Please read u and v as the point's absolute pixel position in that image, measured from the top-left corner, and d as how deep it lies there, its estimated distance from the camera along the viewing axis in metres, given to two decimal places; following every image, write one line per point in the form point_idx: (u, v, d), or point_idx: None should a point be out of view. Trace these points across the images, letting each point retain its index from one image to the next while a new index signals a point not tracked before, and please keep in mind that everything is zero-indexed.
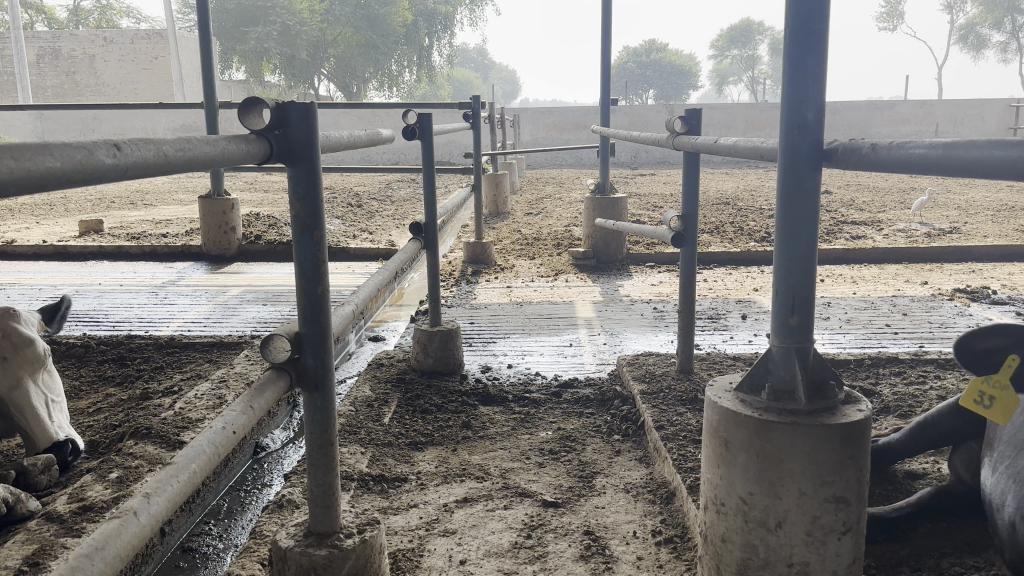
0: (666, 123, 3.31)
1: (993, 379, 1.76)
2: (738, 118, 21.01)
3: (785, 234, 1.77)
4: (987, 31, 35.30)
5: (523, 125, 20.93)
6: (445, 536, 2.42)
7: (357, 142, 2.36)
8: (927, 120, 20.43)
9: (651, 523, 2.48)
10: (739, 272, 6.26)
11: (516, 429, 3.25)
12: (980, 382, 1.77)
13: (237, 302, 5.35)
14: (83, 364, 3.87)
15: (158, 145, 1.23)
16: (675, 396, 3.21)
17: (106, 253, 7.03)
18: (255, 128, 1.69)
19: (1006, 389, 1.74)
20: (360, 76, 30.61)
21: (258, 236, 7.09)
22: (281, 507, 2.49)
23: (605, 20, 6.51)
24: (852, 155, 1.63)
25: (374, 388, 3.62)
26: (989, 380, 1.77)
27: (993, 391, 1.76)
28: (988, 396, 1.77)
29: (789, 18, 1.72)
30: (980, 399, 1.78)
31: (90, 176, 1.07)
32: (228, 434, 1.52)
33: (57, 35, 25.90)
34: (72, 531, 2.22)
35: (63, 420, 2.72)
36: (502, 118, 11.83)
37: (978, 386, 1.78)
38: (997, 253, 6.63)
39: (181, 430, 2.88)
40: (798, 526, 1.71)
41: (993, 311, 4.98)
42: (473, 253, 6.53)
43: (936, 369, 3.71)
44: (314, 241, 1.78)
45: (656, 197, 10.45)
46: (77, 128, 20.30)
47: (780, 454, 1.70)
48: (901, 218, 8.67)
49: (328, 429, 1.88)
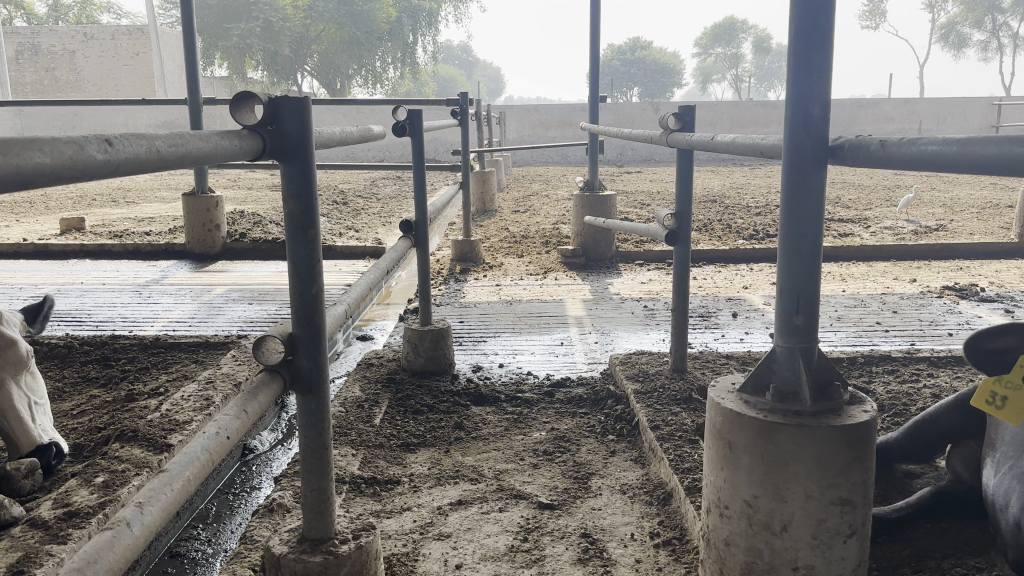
0: (660, 120, 3.28)
1: (1007, 380, 1.76)
2: (724, 116, 21.09)
3: (789, 232, 1.74)
4: (968, 30, 35.65)
5: (508, 123, 20.87)
6: (439, 540, 2.38)
7: (349, 138, 2.32)
8: (910, 119, 20.59)
9: (649, 525, 2.44)
10: (728, 270, 6.26)
11: (509, 430, 3.21)
12: (993, 382, 1.77)
13: (223, 302, 5.27)
14: (66, 364, 3.79)
15: (149, 140, 1.18)
16: (669, 395, 3.18)
17: (88, 251, 6.92)
18: (247, 125, 1.64)
19: (1020, 388, 1.74)
20: (344, 73, 30.46)
21: (243, 235, 7.01)
22: (272, 511, 2.44)
23: (593, 17, 6.47)
24: (859, 152, 1.61)
25: (365, 389, 3.57)
26: (1002, 380, 1.76)
27: (1007, 392, 1.76)
28: (1002, 396, 1.76)
29: (794, 10, 1.69)
30: (993, 399, 1.77)
31: (80, 173, 1.02)
32: (222, 440, 1.46)
33: (37, 31, 25.60)
34: (57, 538, 2.16)
35: (46, 423, 2.65)
36: (488, 116, 11.79)
37: (991, 386, 1.77)
38: (984, 251, 6.66)
39: (168, 432, 2.82)
40: (804, 529, 1.69)
41: (983, 308, 4.99)
42: (461, 252, 6.47)
43: (929, 367, 3.70)
44: (308, 239, 1.73)
45: (643, 195, 10.44)
46: (58, 125, 20.07)
47: (786, 456, 1.67)
48: (887, 216, 8.70)
49: (322, 432, 1.84)
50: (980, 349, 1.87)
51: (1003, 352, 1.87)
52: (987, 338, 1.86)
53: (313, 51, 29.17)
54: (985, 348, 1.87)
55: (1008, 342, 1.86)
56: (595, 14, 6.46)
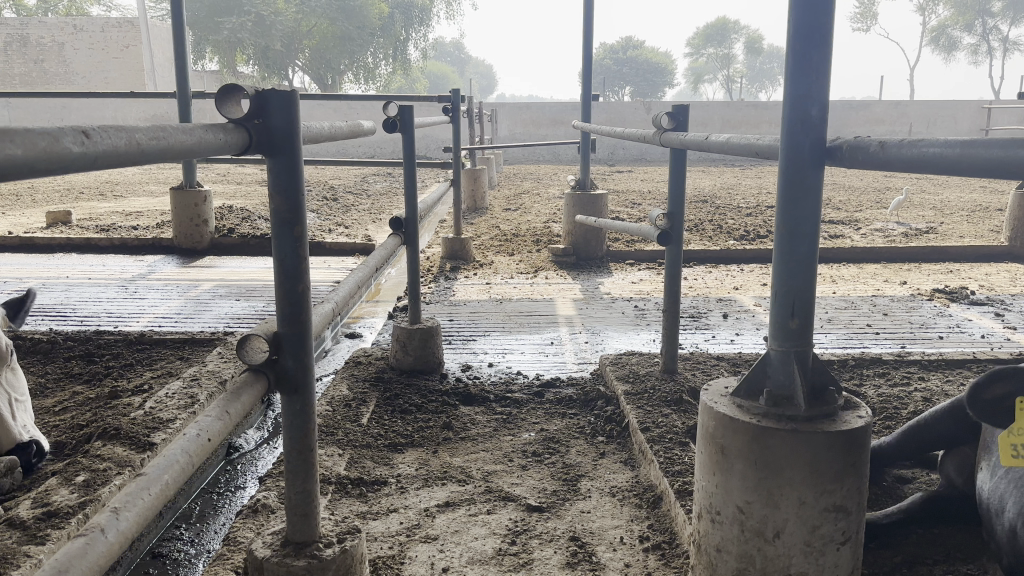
0: (653, 119, 3.24)
1: (1016, 427, 1.73)
2: (716, 115, 20.95)
3: (786, 234, 1.72)
4: (959, 33, 35.82)
5: (500, 120, 20.82)
6: (426, 542, 2.34)
7: (337, 134, 2.27)
8: (901, 121, 20.69)
9: (638, 529, 2.42)
10: (719, 271, 6.24)
11: (497, 431, 3.17)
12: (1006, 436, 1.74)
13: (210, 298, 5.21)
14: (49, 360, 3.74)
15: (129, 132, 1.14)
16: (660, 397, 3.15)
17: (74, 245, 6.83)
18: (232, 117, 1.60)
19: None
20: (336, 69, 30.20)
21: (231, 230, 6.94)
22: (256, 512, 2.39)
23: (587, 15, 6.44)
24: (856, 153, 1.58)
25: (352, 387, 3.52)
26: (1012, 431, 1.73)
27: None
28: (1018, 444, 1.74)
29: (792, 9, 1.68)
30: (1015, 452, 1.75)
31: (56, 165, 0.98)
32: (202, 442, 1.42)
33: (25, 22, 25.31)
34: (34, 538, 2.11)
35: (26, 420, 2.62)
36: (481, 113, 11.77)
37: (1007, 440, 1.74)
38: (974, 254, 6.68)
39: (151, 431, 2.77)
40: (797, 536, 1.67)
41: (973, 311, 4.99)
42: (452, 250, 6.44)
43: (919, 370, 3.69)
44: (294, 235, 1.69)
45: (634, 194, 10.41)
46: (44, 117, 19.84)
47: (780, 463, 1.65)
48: (877, 218, 8.72)
49: (307, 434, 1.80)
50: (979, 402, 1.75)
51: (1005, 400, 1.74)
52: (980, 387, 1.74)
53: (305, 46, 28.96)
54: (980, 398, 1.74)
55: (1006, 385, 1.73)
56: (589, 13, 6.42)
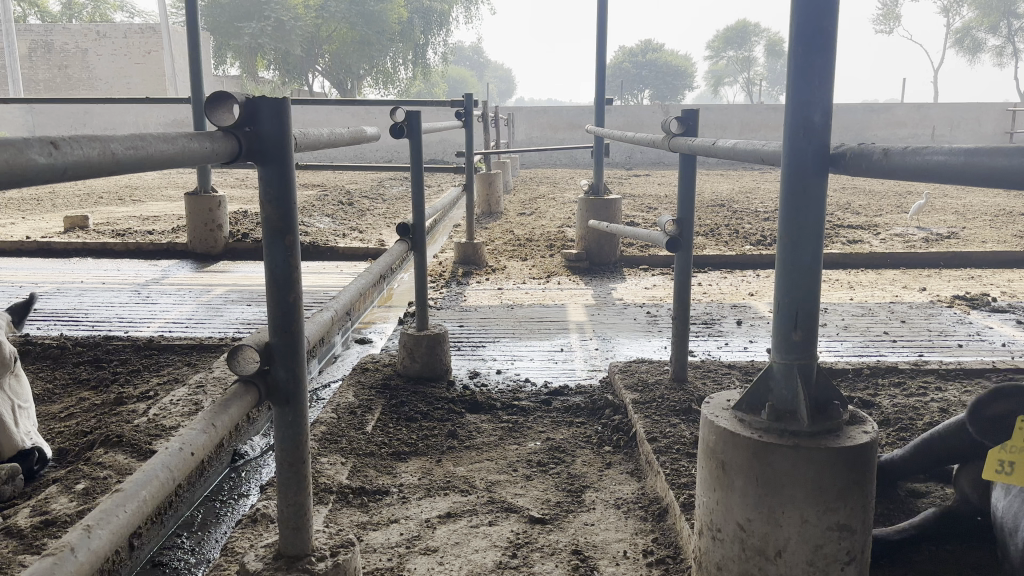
0: (662, 124, 3.18)
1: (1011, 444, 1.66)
2: (735, 119, 20.80)
3: (789, 243, 1.67)
4: (983, 35, 35.33)
5: (517, 124, 20.80)
6: (426, 555, 2.31)
7: (338, 140, 2.24)
8: (923, 124, 20.44)
9: (642, 542, 2.37)
10: (734, 276, 6.17)
11: (503, 440, 3.13)
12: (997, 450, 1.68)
13: (221, 303, 5.22)
14: (58, 366, 3.75)
15: (103, 143, 1.13)
16: (669, 406, 3.10)
17: (90, 249, 6.88)
18: (223, 125, 1.57)
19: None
20: (355, 74, 30.30)
21: (245, 235, 6.96)
22: (255, 521, 2.36)
23: (601, 19, 6.39)
24: (859, 161, 1.53)
25: (358, 394, 3.50)
26: (1007, 447, 1.67)
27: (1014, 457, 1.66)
28: (1009, 461, 1.67)
29: (795, 11, 1.63)
30: (1001, 468, 1.68)
31: (20, 178, 0.96)
32: (184, 456, 1.41)
33: (50, 29, 25.69)
34: (31, 548, 2.11)
35: (29, 426, 2.60)
36: (497, 117, 11.75)
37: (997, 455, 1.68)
38: (996, 260, 6.55)
39: (154, 438, 2.76)
40: (799, 555, 1.61)
41: (993, 319, 4.90)
42: (464, 255, 6.41)
43: (935, 380, 3.61)
44: (286, 245, 1.66)
45: (650, 198, 10.34)
46: (67, 122, 20.12)
47: (781, 480, 1.60)
48: (896, 222, 8.59)
49: (299, 446, 1.77)
50: (980, 418, 1.80)
51: (1005, 417, 1.79)
52: (984, 405, 1.80)
53: (324, 51, 29.14)
54: (983, 414, 1.80)
55: (1006, 404, 1.78)
56: (602, 15, 6.37)
